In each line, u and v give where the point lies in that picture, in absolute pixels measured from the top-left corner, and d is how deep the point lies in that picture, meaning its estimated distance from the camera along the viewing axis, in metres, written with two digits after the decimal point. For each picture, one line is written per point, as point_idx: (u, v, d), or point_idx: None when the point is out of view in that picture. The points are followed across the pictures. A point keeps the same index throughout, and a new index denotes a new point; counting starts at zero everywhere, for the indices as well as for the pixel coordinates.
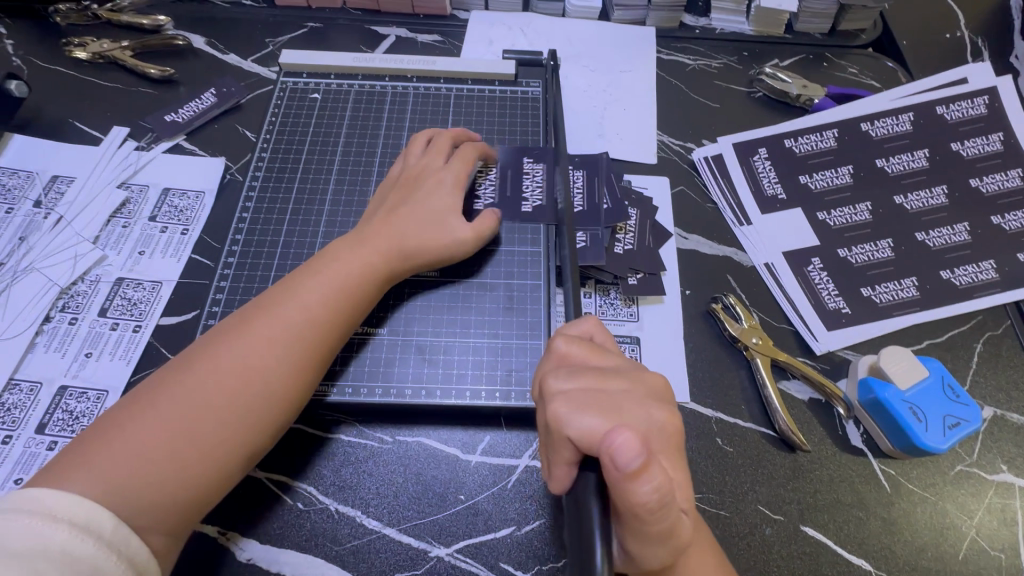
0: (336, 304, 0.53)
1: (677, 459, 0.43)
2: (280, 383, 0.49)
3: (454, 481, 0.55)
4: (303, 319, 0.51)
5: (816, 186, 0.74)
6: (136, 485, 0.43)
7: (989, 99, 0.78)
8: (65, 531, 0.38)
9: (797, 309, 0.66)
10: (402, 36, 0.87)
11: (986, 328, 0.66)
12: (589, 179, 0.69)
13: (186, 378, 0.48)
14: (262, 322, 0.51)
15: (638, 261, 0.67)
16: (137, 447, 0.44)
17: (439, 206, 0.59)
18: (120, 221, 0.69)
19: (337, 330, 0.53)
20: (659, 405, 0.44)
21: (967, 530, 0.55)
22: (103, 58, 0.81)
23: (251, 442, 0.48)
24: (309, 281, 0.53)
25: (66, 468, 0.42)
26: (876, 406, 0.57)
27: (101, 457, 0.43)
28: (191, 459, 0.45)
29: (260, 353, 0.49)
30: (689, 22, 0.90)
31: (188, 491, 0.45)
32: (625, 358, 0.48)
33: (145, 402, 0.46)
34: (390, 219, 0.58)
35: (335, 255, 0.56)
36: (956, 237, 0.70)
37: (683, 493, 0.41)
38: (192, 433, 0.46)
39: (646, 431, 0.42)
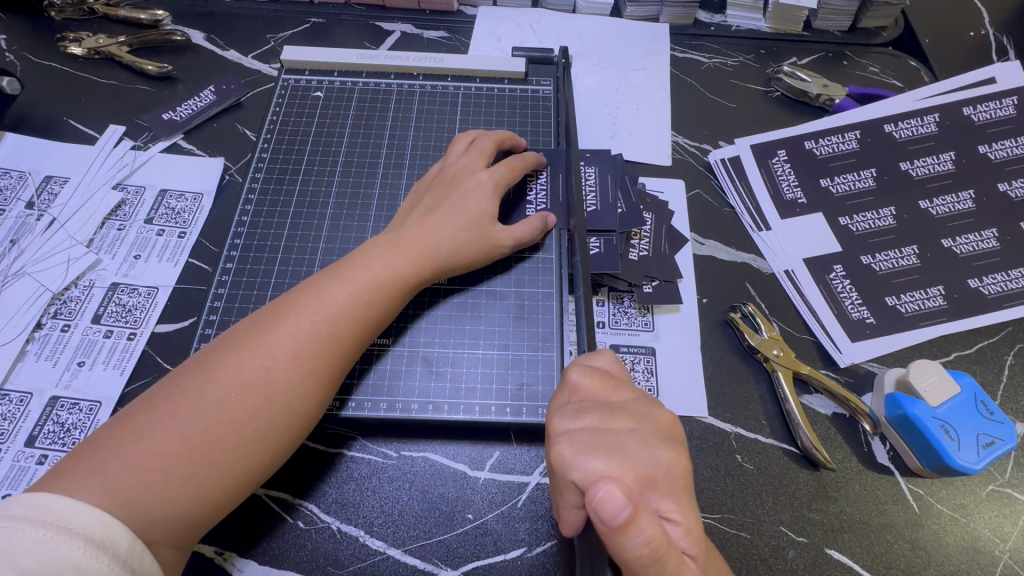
0: (361, 312, 0.50)
1: (688, 502, 0.40)
2: (296, 395, 0.46)
3: (462, 499, 0.53)
4: (326, 326, 0.48)
5: (837, 189, 0.71)
6: (147, 498, 0.40)
7: (1018, 100, 0.75)
8: (81, 547, 0.36)
9: (819, 319, 0.63)
10: (408, 33, 0.85)
11: (1016, 339, 0.63)
12: (619, 185, 0.66)
13: (202, 383, 0.45)
14: (283, 327, 0.48)
15: (654, 268, 0.64)
16: (148, 456, 0.41)
17: (478, 212, 0.57)
18: (115, 223, 0.67)
19: (355, 339, 0.50)
20: (665, 445, 0.41)
21: (1001, 554, 0.52)
22: (99, 53, 0.79)
23: (264, 457, 0.45)
24: (327, 287, 0.50)
25: (78, 471, 0.40)
26: (905, 423, 0.55)
27: (111, 463, 0.40)
28: (202, 472, 0.42)
29: (280, 361, 0.46)
30: (703, 19, 0.87)
31: (197, 506, 0.42)
32: (636, 392, 0.45)
33: (152, 411, 0.43)
34: (425, 222, 0.55)
35: (360, 258, 0.53)
36: (984, 244, 0.67)
37: (688, 539, 0.38)
38: (204, 445, 0.43)
39: (652, 475, 0.39)
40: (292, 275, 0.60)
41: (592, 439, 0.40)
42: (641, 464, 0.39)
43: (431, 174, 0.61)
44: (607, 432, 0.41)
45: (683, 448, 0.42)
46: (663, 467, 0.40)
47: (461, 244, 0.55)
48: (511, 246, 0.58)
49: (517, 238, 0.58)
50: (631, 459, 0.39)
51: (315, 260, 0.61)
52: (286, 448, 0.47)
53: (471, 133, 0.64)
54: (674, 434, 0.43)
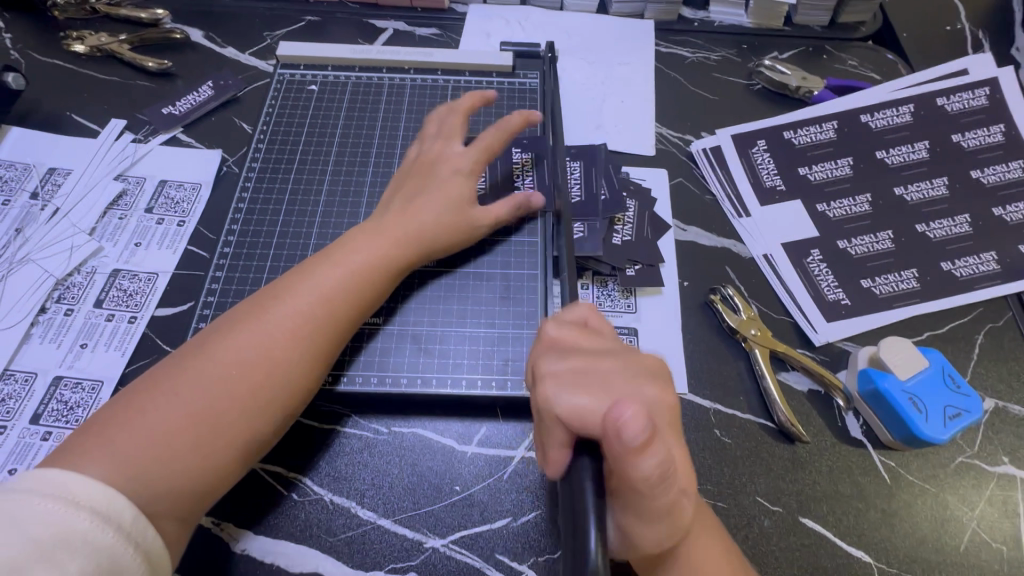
0: (355, 293, 0.53)
1: (676, 434, 0.43)
2: (293, 372, 0.49)
3: (450, 472, 0.55)
4: (322, 307, 0.51)
5: (815, 177, 0.73)
6: (154, 471, 0.42)
7: (990, 90, 0.77)
8: (88, 520, 0.38)
9: (796, 301, 0.66)
10: (400, 30, 0.87)
11: (986, 319, 0.66)
12: (604, 174, 0.69)
13: (203, 363, 0.47)
14: (282, 308, 0.50)
15: (637, 252, 0.66)
16: (154, 432, 0.44)
17: (458, 195, 0.59)
18: (116, 213, 0.69)
19: (347, 319, 0.52)
20: (652, 382, 0.43)
21: (968, 522, 0.54)
22: (101, 51, 0.81)
23: (266, 431, 0.48)
24: (320, 270, 0.53)
25: (84, 448, 0.42)
26: (876, 398, 0.57)
27: (119, 440, 0.43)
28: (206, 447, 0.45)
29: (279, 340, 0.49)
30: (687, 15, 0.90)
31: (202, 479, 0.44)
32: (616, 341, 0.47)
33: (155, 391, 0.46)
34: (408, 208, 0.58)
35: (349, 241, 0.55)
36: (957, 229, 0.70)
37: (686, 471, 0.41)
38: (208, 420, 0.45)
39: (647, 406, 0.41)
40: (286, 259, 0.62)
41: (578, 378, 0.42)
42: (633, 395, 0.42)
43: (409, 161, 0.63)
44: (593, 370, 0.43)
45: (666, 384, 0.45)
46: (653, 400, 0.42)
47: (443, 226, 0.58)
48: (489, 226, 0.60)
49: (495, 218, 0.60)
50: (618, 393, 0.41)
51: (309, 245, 0.63)
52: (284, 423, 0.49)
53: (439, 114, 0.65)
54: (657, 372, 0.45)
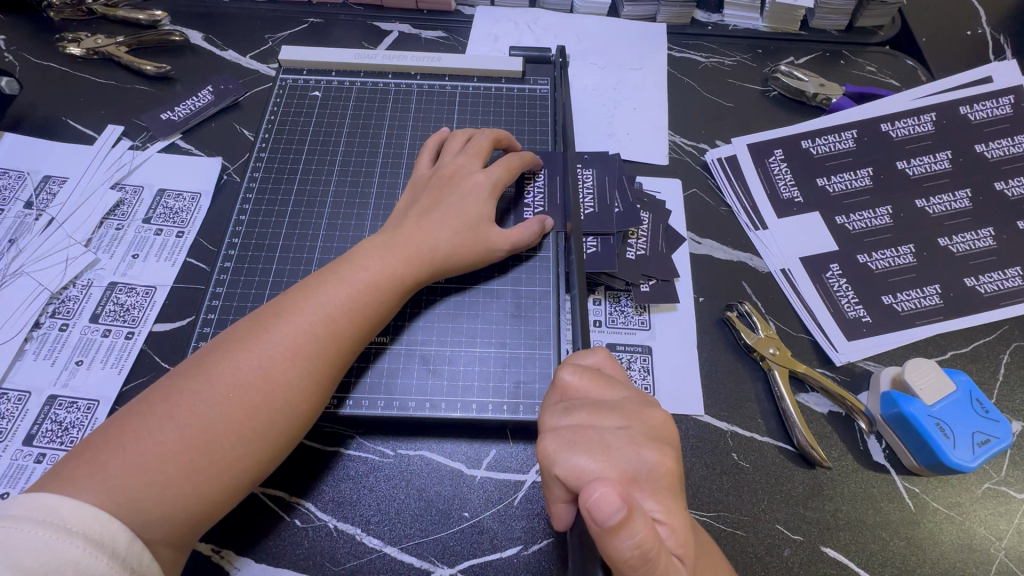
0: (359, 312, 0.50)
1: (676, 503, 0.39)
2: (296, 394, 0.47)
3: (458, 498, 0.53)
4: (323, 326, 0.49)
5: (833, 188, 0.71)
6: (146, 497, 0.40)
7: (1015, 99, 0.75)
8: (80, 547, 0.36)
9: (816, 318, 0.63)
10: (405, 32, 0.85)
11: (1013, 338, 0.63)
12: (619, 182, 0.66)
13: (200, 383, 0.45)
14: (281, 325, 0.48)
15: (652, 267, 0.64)
16: (147, 456, 0.41)
17: (474, 214, 0.57)
18: (113, 223, 0.67)
19: (353, 338, 0.50)
20: (651, 445, 0.40)
21: (996, 552, 0.53)
22: (98, 53, 0.79)
23: (262, 456, 0.45)
24: (325, 287, 0.51)
25: (79, 470, 0.40)
26: (900, 421, 0.55)
27: (110, 464, 0.41)
28: (201, 472, 0.42)
29: (280, 360, 0.47)
30: (701, 19, 0.88)
31: (196, 506, 0.42)
32: (630, 391, 0.45)
33: (151, 412, 0.44)
34: (422, 222, 0.56)
35: (357, 258, 0.53)
36: (981, 243, 0.68)
37: (674, 539, 0.37)
38: (204, 444, 0.43)
39: (637, 474, 0.39)
40: (289, 274, 0.60)
41: (577, 436, 0.40)
42: (626, 461, 0.39)
43: (425, 173, 0.61)
44: (593, 429, 0.41)
45: (671, 447, 0.42)
46: (649, 465, 0.39)
47: (457, 243, 0.55)
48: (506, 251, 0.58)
49: (512, 243, 0.58)
50: (614, 456, 0.39)
51: (313, 258, 0.61)
52: (285, 446, 0.47)
53: (468, 130, 0.65)
54: (664, 435, 0.42)
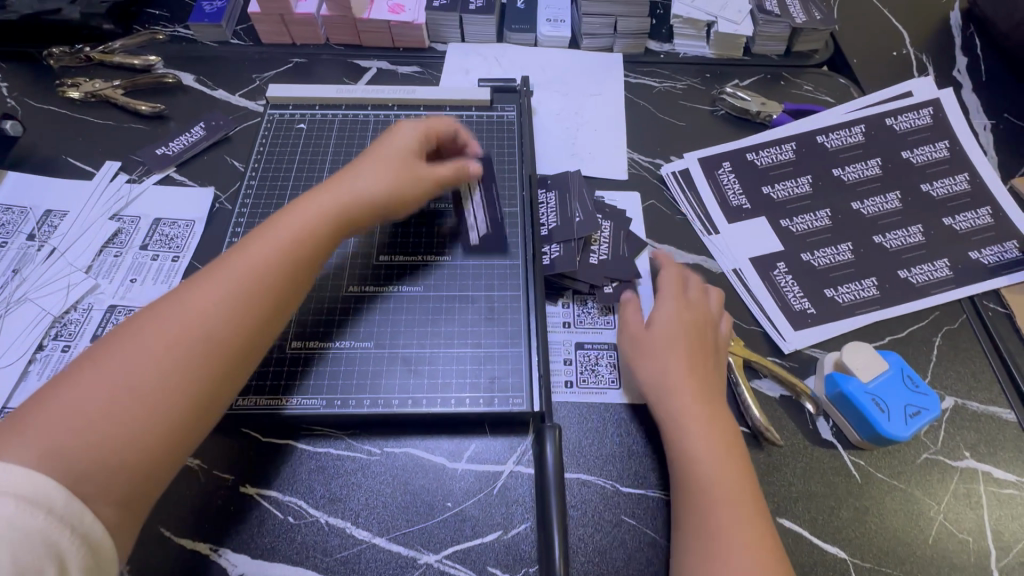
0: (290, 255, 0.54)
1: (680, 387, 0.58)
2: (232, 330, 0.49)
3: (441, 489, 0.57)
4: (256, 271, 0.52)
5: (777, 195, 0.78)
6: (87, 446, 0.41)
7: (934, 110, 0.84)
8: (13, 506, 0.37)
9: (765, 311, 0.69)
10: (383, 69, 0.92)
11: (943, 322, 0.70)
12: (583, 195, 0.73)
13: (136, 336, 0.46)
14: (212, 275, 0.51)
15: (616, 270, 0.70)
16: (85, 406, 0.42)
17: (396, 165, 0.61)
18: (111, 251, 0.71)
19: (286, 280, 0.53)
20: (658, 350, 0.60)
21: (935, 515, 0.57)
22: (96, 97, 0.85)
23: (207, 397, 0.47)
24: (257, 237, 0.54)
25: (12, 433, 0.41)
26: (842, 400, 0.60)
27: (47, 420, 0.41)
28: (138, 414, 0.44)
29: (214, 300, 0.49)
30: (654, 48, 0.96)
31: (143, 452, 0.43)
32: (674, 311, 0.62)
33: (80, 370, 0.44)
34: (344, 178, 0.60)
35: (286, 212, 0.57)
36: (911, 239, 0.75)
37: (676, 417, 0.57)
38: (143, 389, 0.44)
39: (649, 374, 0.60)
40: None
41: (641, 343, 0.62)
42: (648, 366, 0.60)
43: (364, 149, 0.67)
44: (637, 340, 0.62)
45: (674, 347, 0.60)
46: (659, 369, 0.59)
47: (380, 195, 0.60)
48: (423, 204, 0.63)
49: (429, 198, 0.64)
50: (643, 361, 0.60)
51: None
52: (225, 387, 0.49)
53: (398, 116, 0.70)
54: (670, 337, 0.61)
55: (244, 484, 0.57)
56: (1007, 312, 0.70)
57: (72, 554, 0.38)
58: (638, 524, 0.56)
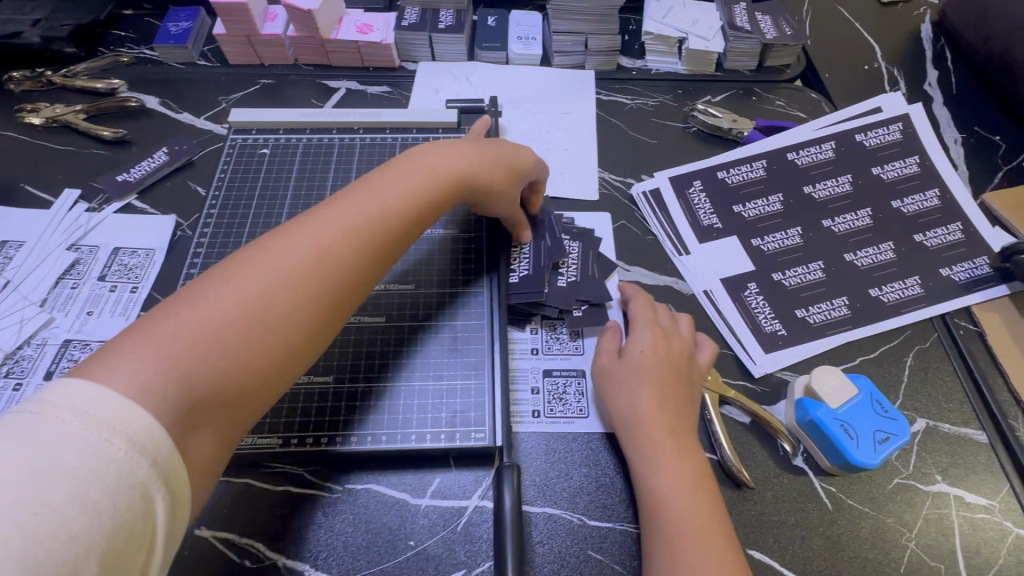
0: (399, 217, 0.55)
1: (660, 424, 0.56)
2: (338, 283, 0.50)
3: (403, 527, 0.56)
4: (376, 225, 0.53)
5: (748, 214, 0.78)
6: (200, 370, 0.42)
7: (903, 126, 0.84)
8: (123, 449, 0.35)
9: (735, 334, 0.69)
10: (352, 89, 0.91)
11: (914, 341, 0.69)
12: (550, 222, 0.73)
13: (257, 264, 0.47)
14: (343, 218, 0.51)
15: (583, 292, 0.68)
16: (202, 327, 0.43)
17: (496, 159, 0.64)
18: (68, 283, 0.70)
19: (389, 243, 0.54)
20: (636, 382, 0.59)
21: (907, 543, 0.57)
22: (57, 122, 0.83)
23: (304, 344, 0.48)
24: (366, 193, 0.54)
25: (126, 342, 0.40)
26: (811, 426, 0.59)
27: (166, 333, 0.41)
28: (245, 352, 0.44)
29: (327, 249, 0.49)
30: (626, 65, 0.96)
31: (239, 389, 0.44)
32: (647, 342, 0.61)
33: (193, 298, 0.44)
34: (454, 153, 0.61)
35: (398, 172, 0.57)
36: (882, 256, 0.74)
37: (656, 454, 0.55)
38: (257, 321, 0.45)
39: (626, 408, 0.58)
40: None
41: (618, 376, 0.61)
42: (626, 399, 0.59)
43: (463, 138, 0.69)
44: (615, 372, 0.61)
45: (650, 381, 0.59)
46: (634, 402, 0.58)
47: (476, 173, 0.61)
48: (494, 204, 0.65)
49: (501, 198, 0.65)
50: (620, 393, 0.59)
51: None
52: (317, 340, 0.50)
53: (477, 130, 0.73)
54: (645, 368, 0.59)
55: (198, 527, 0.55)
56: (978, 330, 0.70)
57: (160, 505, 0.36)
58: (605, 558, 0.55)
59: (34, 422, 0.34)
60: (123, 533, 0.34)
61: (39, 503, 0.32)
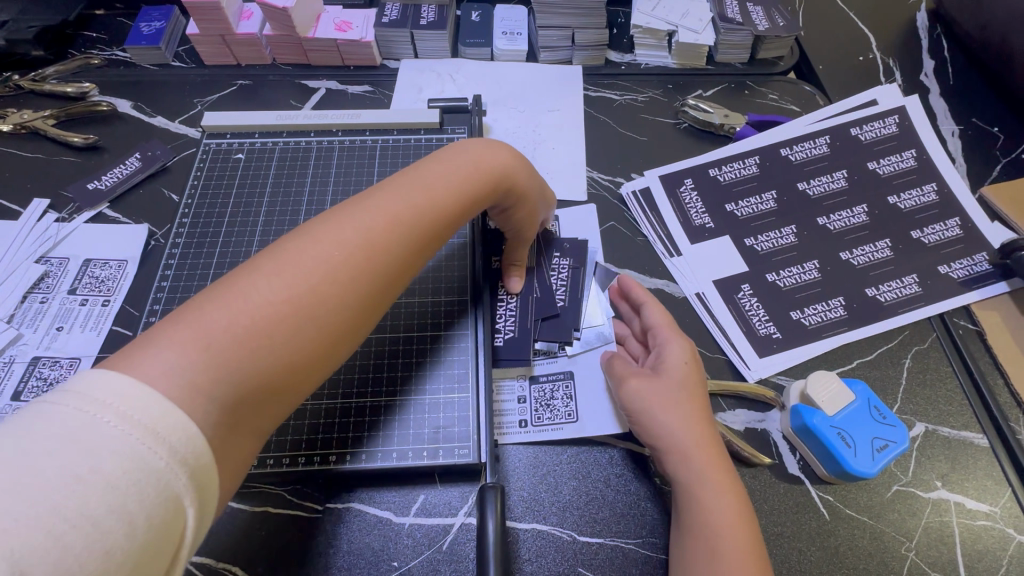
0: (448, 209, 0.51)
1: (710, 454, 0.53)
2: (388, 272, 0.46)
3: (386, 548, 0.54)
4: (424, 215, 0.49)
5: (741, 213, 0.76)
6: (245, 364, 0.38)
7: (899, 118, 0.82)
8: (165, 457, 0.31)
9: (729, 338, 0.67)
10: (332, 89, 0.88)
11: (913, 342, 0.67)
12: (538, 253, 0.68)
13: (302, 248, 0.43)
14: (390, 205, 0.47)
15: (573, 320, 0.65)
16: (245, 319, 0.38)
17: (530, 166, 0.61)
18: (37, 297, 0.67)
19: (434, 234, 0.51)
20: (677, 406, 0.55)
21: (906, 553, 0.55)
22: (25, 128, 0.80)
23: (347, 339, 0.44)
24: (410, 182, 0.50)
25: (164, 332, 0.36)
26: (807, 434, 0.57)
27: (209, 323, 0.37)
28: (297, 343, 0.40)
29: (376, 237, 0.46)
30: (614, 59, 0.93)
31: (283, 382, 0.40)
32: (682, 363, 0.58)
33: (239, 284, 0.40)
34: (493, 148, 0.57)
35: (443, 162, 0.53)
36: (880, 254, 0.72)
37: (706, 485, 0.52)
38: (304, 311, 0.41)
39: (672, 436, 0.54)
40: None
41: (659, 398, 0.56)
42: (670, 426, 0.54)
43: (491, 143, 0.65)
44: (654, 396, 0.56)
45: (692, 406, 0.55)
46: (677, 427, 0.54)
47: (514, 171, 0.58)
48: (517, 212, 0.61)
49: (527, 206, 0.61)
50: (663, 419, 0.55)
51: None
52: (360, 332, 0.46)
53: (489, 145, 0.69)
54: (685, 392, 0.56)
55: None
56: (977, 329, 0.68)
57: (192, 517, 0.32)
58: None
59: (63, 417, 0.30)
60: (158, 545, 0.30)
61: (76, 512, 0.28)
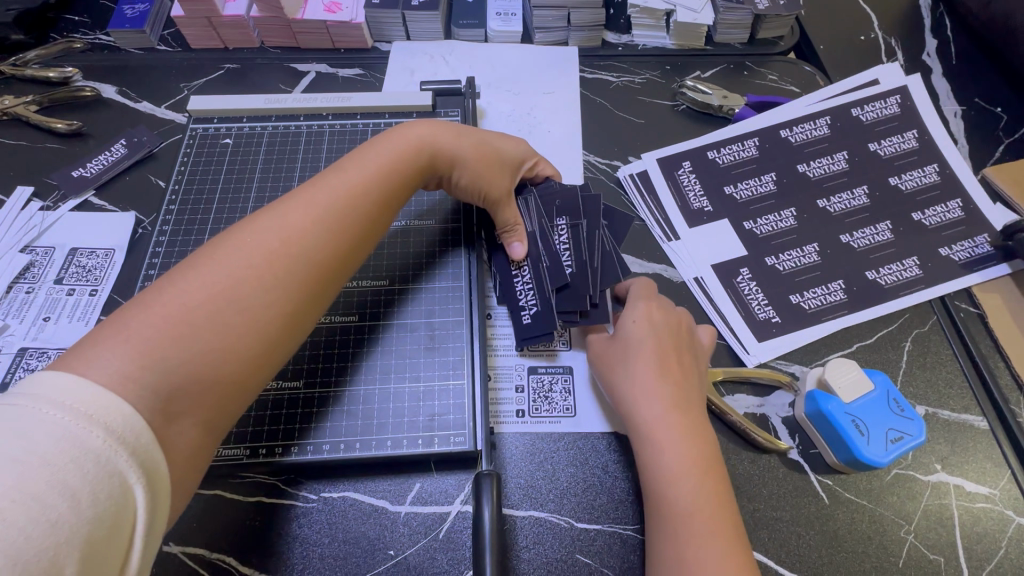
0: (375, 194, 0.53)
1: (675, 428, 0.52)
2: (320, 256, 0.48)
3: (382, 536, 0.53)
4: (348, 200, 0.51)
5: (740, 196, 0.74)
6: (179, 353, 0.39)
7: (901, 98, 0.80)
8: (102, 438, 0.33)
9: (728, 323, 0.66)
10: (322, 72, 0.86)
11: (913, 325, 0.67)
12: (539, 217, 0.64)
13: (227, 247, 0.45)
14: (311, 195, 0.50)
15: (586, 283, 0.60)
16: (173, 312, 0.40)
17: (463, 137, 0.62)
18: (23, 287, 0.66)
19: (365, 216, 0.52)
20: (642, 380, 0.55)
21: (905, 536, 0.55)
22: (6, 115, 0.78)
23: (289, 323, 0.46)
24: (332, 176, 0.53)
25: (97, 337, 0.38)
26: (821, 420, 0.57)
27: (138, 322, 0.39)
28: (231, 329, 0.42)
29: (301, 226, 0.48)
30: (611, 40, 0.91)
31: (225, 370, 0.41)
32: (649, 340, 0.57)
33: (169, 286, 0.42)
34: (414, 133, 0.60)
35: (363, 156, 0.56)
36: (880, 236, 0.71)
37: (665, 459, 0.51)
38: (232, 298, 0.42)
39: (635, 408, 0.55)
40: None
41: (622, 372, 0.57)
42: (632, 398, 0.55)
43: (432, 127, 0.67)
44: (618, 372, 0.57)
45: (661, 380, 0.55)
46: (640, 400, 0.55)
47: (438, 149, 0.60)
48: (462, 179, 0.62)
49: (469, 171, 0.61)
50: (626, 393, 0.56)
51: None
52: (303, 316, 0.47)
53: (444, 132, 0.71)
54: (656, 367, 0.56)
55: (167, 543, 0.52)
56: (979, 312, 0.67)
57: (140, 495, 0.34)
58: (594, 563, 0.52)
59: (10, 411, 0.32)
60: (107, 521, 0.31)
61: (18, 490, 0.29)
